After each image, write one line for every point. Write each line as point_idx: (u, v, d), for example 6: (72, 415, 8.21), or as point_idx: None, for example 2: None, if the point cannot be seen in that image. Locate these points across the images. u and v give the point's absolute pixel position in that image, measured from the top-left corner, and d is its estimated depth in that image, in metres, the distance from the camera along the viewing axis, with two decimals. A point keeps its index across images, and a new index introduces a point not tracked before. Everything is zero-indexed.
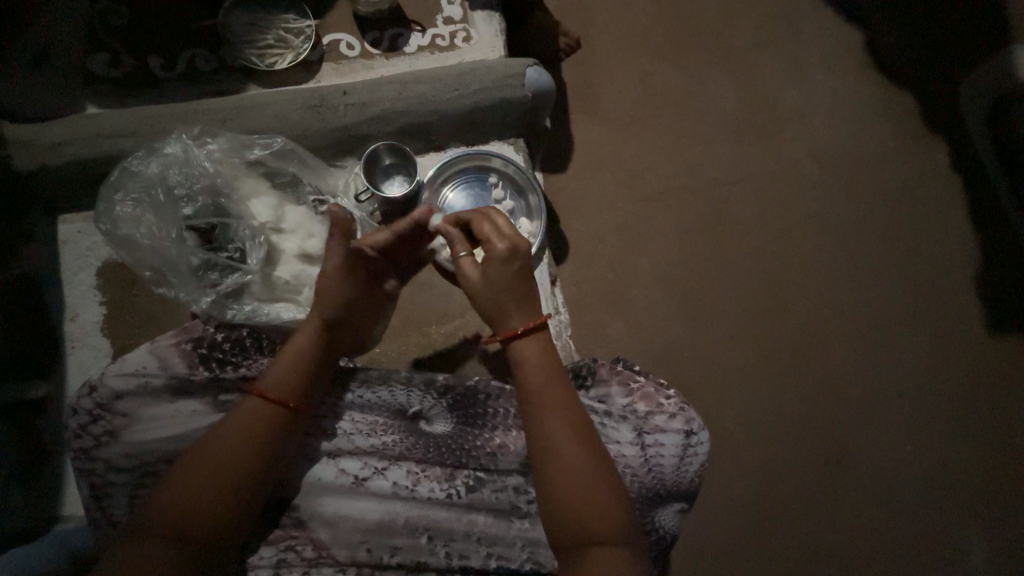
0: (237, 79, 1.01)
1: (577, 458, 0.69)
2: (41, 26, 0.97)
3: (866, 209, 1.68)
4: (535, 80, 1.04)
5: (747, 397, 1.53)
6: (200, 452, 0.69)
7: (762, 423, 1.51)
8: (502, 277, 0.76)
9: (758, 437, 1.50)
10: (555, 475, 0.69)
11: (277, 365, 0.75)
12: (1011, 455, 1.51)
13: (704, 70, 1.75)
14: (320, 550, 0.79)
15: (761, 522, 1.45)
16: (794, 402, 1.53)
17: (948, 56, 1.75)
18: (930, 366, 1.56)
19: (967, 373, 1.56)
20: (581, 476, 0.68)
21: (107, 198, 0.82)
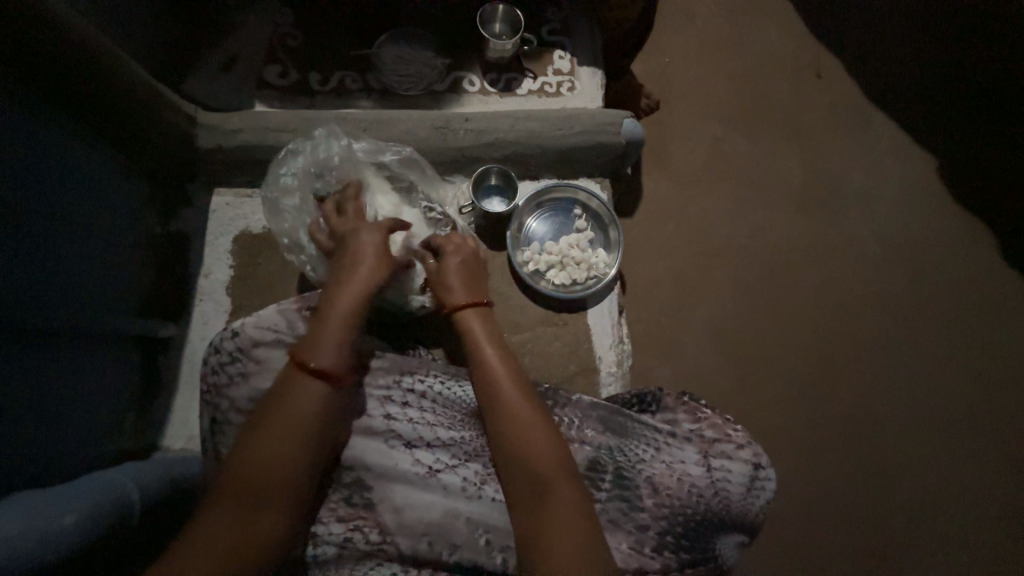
0: (376, 98, 1.19)
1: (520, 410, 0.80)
2: (232, 39, 1.19)
3: (919, 294, 1.74)
4: (630, 130, 1.17)
5: (786, 459, 1.55)
6: (279, 425, 0.73)
7: (800, 488, 1.52)
8: (452, 269, 0.94)
9: (794, 500, 1.51)
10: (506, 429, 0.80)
11: (327, 343, 0.76)
12: None
13: (773, 144, 1.87)
14: (384, 536, 0.83)
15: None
16: (833, 471, 1.54)
17: (992, 168, 1.90)
18: (971, 462, 1.58)
19: (1007, 468, 1.58)
20: (530, 429, 0.79)
21: (273, 171, 0.98)
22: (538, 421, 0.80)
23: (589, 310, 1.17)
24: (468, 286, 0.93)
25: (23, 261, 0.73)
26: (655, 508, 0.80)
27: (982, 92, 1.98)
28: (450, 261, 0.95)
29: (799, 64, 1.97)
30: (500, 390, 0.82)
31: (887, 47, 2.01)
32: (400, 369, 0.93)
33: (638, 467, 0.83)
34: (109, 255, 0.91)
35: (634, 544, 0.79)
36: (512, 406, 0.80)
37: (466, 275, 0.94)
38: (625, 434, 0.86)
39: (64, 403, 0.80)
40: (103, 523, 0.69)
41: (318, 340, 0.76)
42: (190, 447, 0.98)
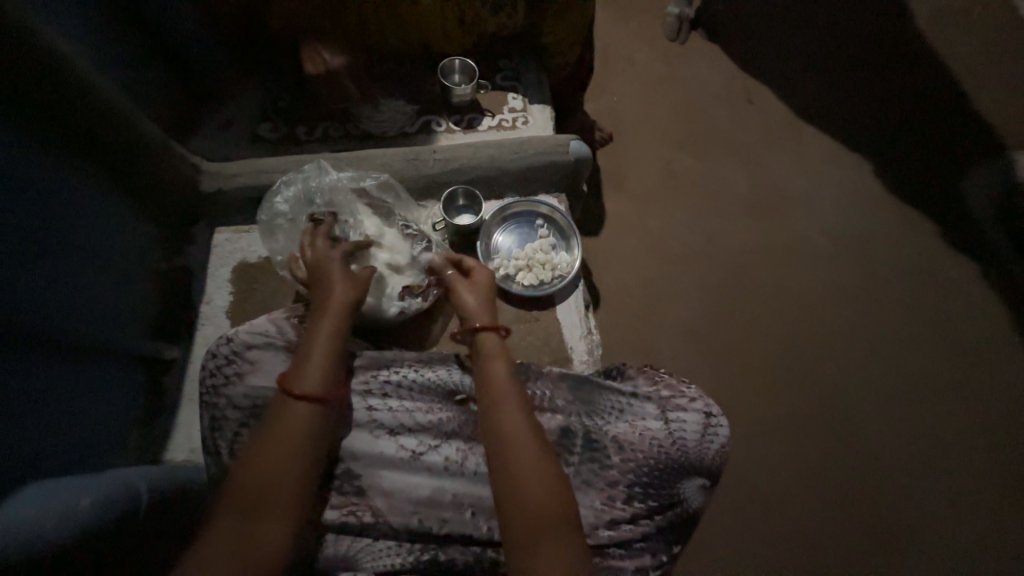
0: (356, 143, 1.38)
1: (522, 451, 0.78)
2: (231, 104, 1.40)
3: (862, 280, 1.92)
4: (577, 150, 1.35)
5: (763, 440, 1.63)
6: (275, 420, 0.79)
7: (779, 465, 1.60)
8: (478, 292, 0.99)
9: (775, 478, 1.58)
10: (506, 467, 0.77)
11: (313, 365, 0.83)
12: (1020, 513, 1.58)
13: (716, 160, 2.09)
14: (376, 517, 0.88)
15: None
16: (808, 447, 1.63)
17: (913, 165, 2.13)
18: (942, 431, 1.68)
19: (968, 431, 1.69)
20: (527, 468, 0.77)
21: (270, 200, 1.12)
22: (536, 461, 0.77)
23: (558, 307, 1.28)
24: (483, 310, 0.97)
25: (32, 284, 0.83)
26: (622, 463, 0.86)
27: (896, 102, 2.25)
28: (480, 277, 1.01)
29: (730, 93, 2.25)
30: (508, 430, 0.80)
31: (805, 73, 2.30)
32: (378, 363, 0.99)
33: (605, 428, 0.89)
34: (111, 289, 1.01)
35: (607, 499, 0.84)
36: (515, 444, 0.79)
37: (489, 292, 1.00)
38: (591, 401, 0.92)
39: (62, 419, 0.87)
40: (117, 508, 0.77)
41: (307, 367, 0.83)
42: (191, 458, 1.05)
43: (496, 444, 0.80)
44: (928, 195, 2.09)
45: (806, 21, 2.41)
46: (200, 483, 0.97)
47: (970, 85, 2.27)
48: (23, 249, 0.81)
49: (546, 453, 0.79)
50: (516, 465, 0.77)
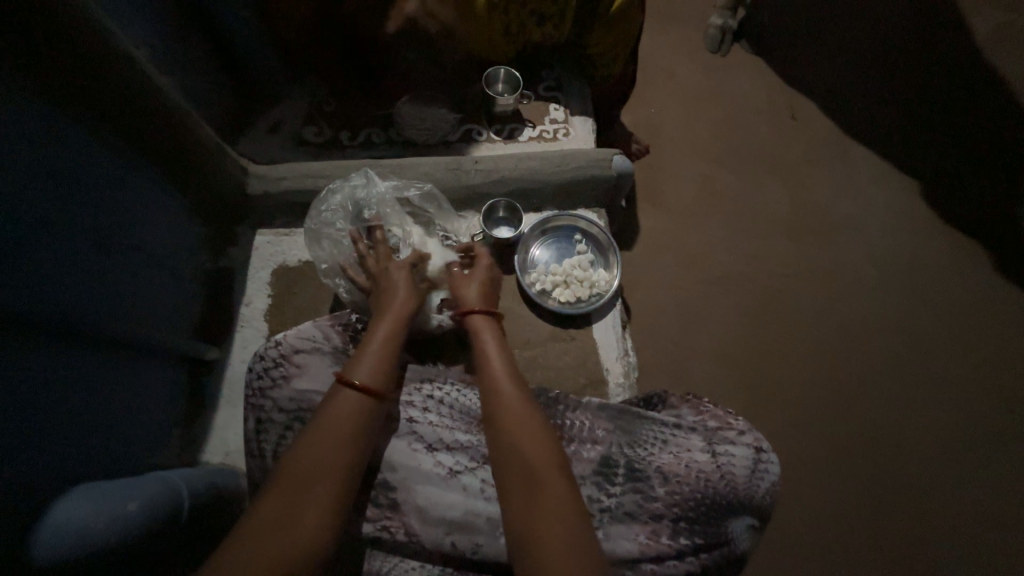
0: (398, 150, 1.39)
1: (523, 440, 0.80)
2: (278, 108, 1.41)
3: (906, 309, 1.85)
4: (620, 164, 1.33)
5: (796, 471, 1.58)
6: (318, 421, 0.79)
7: (810, 498, 1.55)
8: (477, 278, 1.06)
9: (806, 510, 1.53)
10: (509, 458, 0.79)
11: (364, 363, 0.84)
12: None
13: (757, 178, 2.04)
14: (409, 536, 0.86)
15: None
16: (842, 480, 1.58)
17: (968, 189, 2.03)
18: (986, 473, 1.62)
19: (1012, 473, 1.62)
20: (529, 458, 0.78)
21: (316, 207, 1.10)
22: (537, 449, 0.79)
23: (595, 325, 1.25)
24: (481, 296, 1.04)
25: (94, 281, 0.85)
26: (667, 496, 0.83)
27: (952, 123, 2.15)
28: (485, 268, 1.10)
29: (774, 109, 2.19)
30: (506, 416, 0.83)
31: (854, 90, 2.22)
32: (421, 376, 0.99)
33: (649, 459, 0.86)
34: (161, 287, 1.03)
35: (650, 534, 0.81)
36: (515, 431, 0.81)
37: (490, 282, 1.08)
38: (634, 429, 0.89)
39: (113, 415, 0.89)
40: (158, 512, 0.76)
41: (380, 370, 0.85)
42: (227, 462, 1.06)
43: (519, 471, 0.78)
44: (982, 222, 1.99)
45: (858, 35, 2.32)
46: (238, 487, 1.00)
47: None
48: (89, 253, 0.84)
49: (548, 441, 0.81)
50: (518, 453, 0.79)
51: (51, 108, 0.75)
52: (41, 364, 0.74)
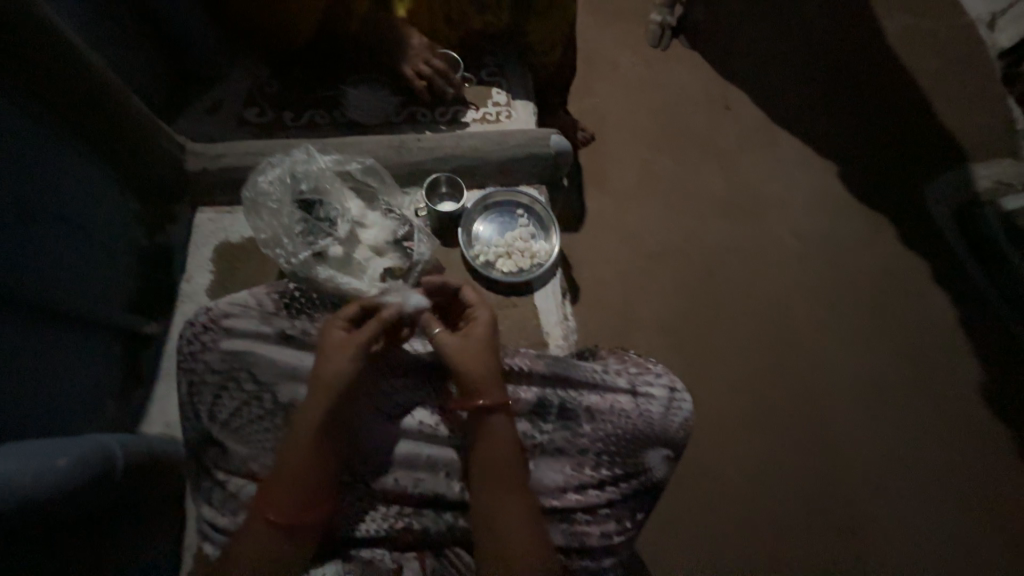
0: (341, 129, 1.41)
1: (513, 515, 0.80)
2: (218, 89, 1.41)
3: (826, 280, 2.03)
4: (558, 143, 1.39)
5: (723, 429, 1.75)
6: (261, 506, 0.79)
7: (734, 451, 1.72)
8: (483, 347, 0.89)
9: (730, 461, 1.70)
10: (496, 530, 0.79)
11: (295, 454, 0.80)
12: (954, 497, 1.72)
13: (694, 163, 2.18)
14: (353, 476, 0.90)
15: (753, 561, 1.60)
16: (763, 434, 1.75)
17: (879, 172, 2.25)
18: (893, 423, 1.81)
19: (914, 422, 1.82)
20: (516, 532, 0.79)
21: (252, 178, 1.11)
22: (523, 530, 0.79)
23: (536, 293, 1.32)
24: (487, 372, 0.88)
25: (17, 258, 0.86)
26: (592, 432, 0.90)
27: (866, 113, 2.36)
28: (477, 334, 0.91)
29: (709, 99, 2.34)
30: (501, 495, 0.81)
31: (780, 83, 2.40)
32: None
33: (578, 399, 0.93)
34: (87, 262, 1.02)
35: (576, 466, 0.89)
36: (507, 512, 0.80)
37: (483, 355, 0.89)
38: (567, 372, 0.95)
39: (31, 389, 0.88)
40: (88, 470, 0.78)
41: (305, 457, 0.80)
42: (167, 433, 1.06)
43: (504, 550, 0.77)
44: (892, 201, 2.20)
45: (783, 33, 2.52)
46: (173, 454, 1.00)
47: (933, 100, 2.40)
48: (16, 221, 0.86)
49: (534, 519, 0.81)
50: (504, 530, 0.79)
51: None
52: None
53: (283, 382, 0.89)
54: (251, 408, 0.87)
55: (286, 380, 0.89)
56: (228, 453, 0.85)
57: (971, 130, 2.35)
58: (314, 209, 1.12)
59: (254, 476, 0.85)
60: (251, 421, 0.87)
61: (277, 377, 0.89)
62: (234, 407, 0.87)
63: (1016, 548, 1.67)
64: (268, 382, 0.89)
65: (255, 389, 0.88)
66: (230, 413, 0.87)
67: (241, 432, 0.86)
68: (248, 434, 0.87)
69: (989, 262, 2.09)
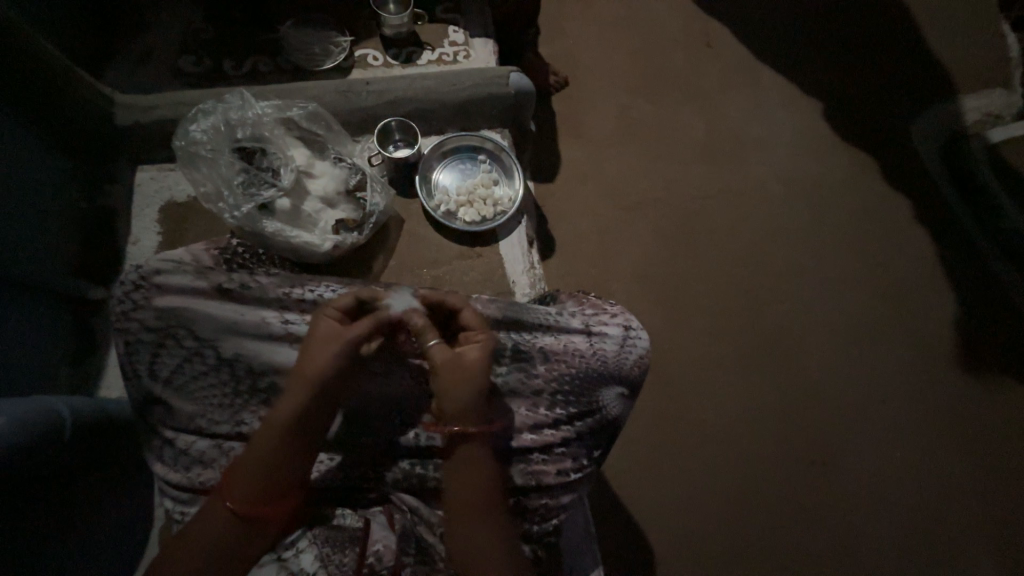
0: (286, 76, 1.32)
1: (479, 491, 0.77)
2: (148, 36, 1.30)
3: (806, 222, 1.99)
4: (518, 82, 1.31)
5: (700, 372, 1.76)
6: (228, 482, 0.76)
7: (710, 393, 1.74)
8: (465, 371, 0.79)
9: (707, 403, 1.73)
10: (459, 503, 0.77)
11: (264, 439, 0.77)
12: (922, 427, 1.77)
13: (672, 105, 2.09)
14: None
15: (726, 496, 1.65)
16: (740, 376, 1.77)
17: (863, 107, 2.17)
18: (867, 360, 1.83)
19: (889, 358, 1.84)
20: (479, 507, 0.76)
21: (183, 128, 1.05)
22: (487, 515, 0.76)
23: (501, 242, 1.28)
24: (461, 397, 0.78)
25: None
26: (547, 373, 0.89)
27: (853, 45, 2.25)
28: (468, 357, 0.80)
29: (688, 36, 2.21)
30: (468, 475, 0.78)
31: (764, 15, 2.27)
32: (292, 281, 0.92)
33: (532, 340, 0.91)
34: (18, 224, 0.97)
35: (531, 406, 0.88)
36: (474, 492, 0.77)
37: (468, 376, 0.78)
38: (522, 314, 0.93)
39: None
40: (34, 429, 0.76)
41: (270, 439, 0.77)
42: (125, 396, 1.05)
43: (465, 529, 0.75)
44: (876, 137, 2.13)
45: None
46: (127, 417, 0.98)
47: (924, 28, 2.28)
48: None
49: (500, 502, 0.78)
50: (470, 508, 0.76)
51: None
52: None
53: (225, 337, 0.86)
54: (193, 365, 0.84)
55: (229, 335, 0.86)
56: (174, 411, 0.83)
57: (962, 59, 2.24)
58: (254, 158, 1.06)
59: (203, 432, 0.84)
60: (194, 377, 0.84)
61: (219, 332, 0.85)
62: (174, 364, 0.84)
63: (979, 471, 1.74)
64: (208, 338, 0.85)
65: (195, 345, 0.85)
66: (172, 371, 0.84)
67: (186, 389, 0.84)
68: (193, 390, 0.85)
69: (972, 197, 2.06)
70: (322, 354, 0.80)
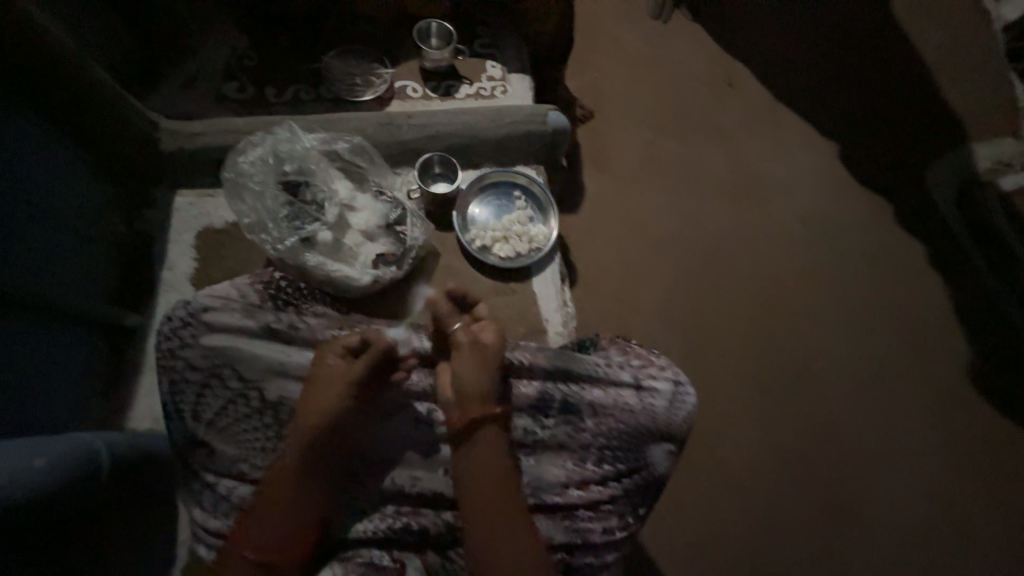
0: (326, 105, 1.33)
1: (501, 500, 0.79)
2: (192, 61, 1.32)
3: (825, 262, 2.01)
4: (556, 120, 1.32)
5: (720, 411, 1.75)
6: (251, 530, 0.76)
7: (731, 433, 1.72)
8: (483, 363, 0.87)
9: (727, 443, 1.71)
10: (481, 512, 0.78)
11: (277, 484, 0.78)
12: (944, 476, 1.75)
13: (694, 142, 2.12)
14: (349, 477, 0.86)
15: (747, 541, 1.61)
16: (760, 417, 1.75)
17: (881, 151, 2.21)
18: (888, 403, 1.82)
19: (910, 403, 1.83)
20: (501, 516, 0.78)
21: (233, 159, 1.05)
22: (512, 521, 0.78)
23: (534, 279, 1.28)
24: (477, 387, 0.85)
25: None
26: (595, 427, 0.90)
27: (871, 90, 2.30)
28: (483, 349, 0.88)
29: (710, 75, 2.26)
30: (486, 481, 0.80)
31: (785, 57, 2.32)
32: (341, 323, 0.98)
33: (581, 393, 0.92)
34: (58, 249, 0.96)
35: (577, 461, 0.88)
36: (494, 495, 0.79)
37: (484, 366, 0.87)
38: (569, 366, 0.94)
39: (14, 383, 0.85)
40: (70, 469, 0.74)
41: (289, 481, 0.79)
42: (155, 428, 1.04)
43: (489, 531, 0.77)
44: (894, 181, 2.17)
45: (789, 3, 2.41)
46: (162, 455, 0.95)
47: (940, 76, 2.33)
48: None
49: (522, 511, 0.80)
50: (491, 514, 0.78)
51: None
52: None
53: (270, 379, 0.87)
54: (237, 406, 0.85)
55: (272, 376, 0.87)
56: (216, 454, 0.83)
57: (978, 107, 2.28)
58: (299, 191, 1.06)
59: (245, 478, 0.82)
60: (235, 418, 0.84)
61: (263, 372, 0.87)
62: (219, 405, 0.85)
63: (1001, 524, 1.71)
64: (253, 379, 0.87)
65: (240, 386, 0.86)
66: (216, 411, 0.84)
67: (227, 431, 0.84)
68: (236, 432, 0.85)
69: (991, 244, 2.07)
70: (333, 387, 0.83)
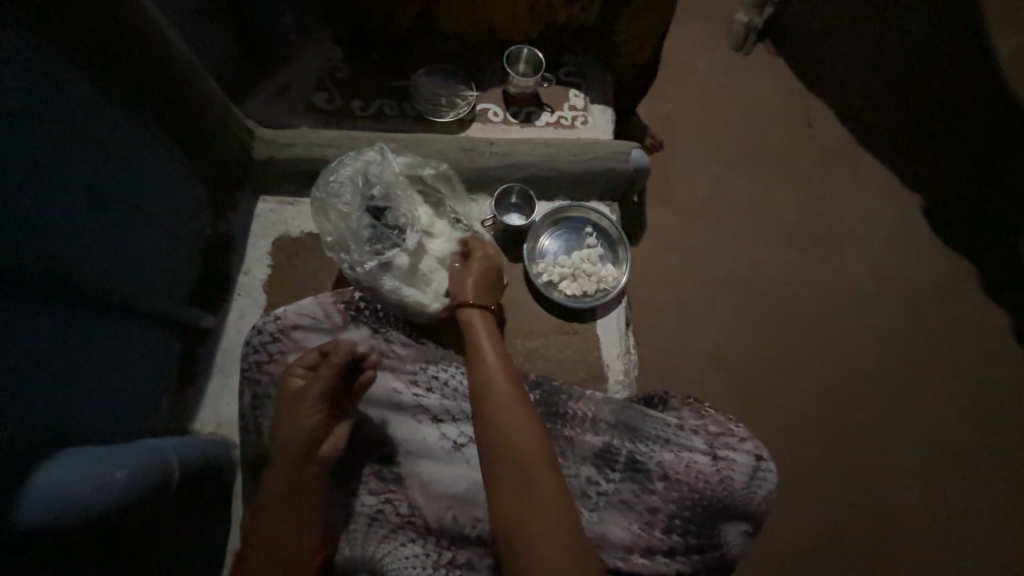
0: (408, 123, 1.33)
1: (506, 394, 0.84)
2: (286, 70, 1.35)
3: (901, 326, 1.86)
4: (638, 159, 1.27)
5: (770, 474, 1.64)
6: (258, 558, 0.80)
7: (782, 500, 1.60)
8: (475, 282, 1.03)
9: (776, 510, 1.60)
10: (493, 406, 0.83)
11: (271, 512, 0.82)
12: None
13: (767, 184, 2.02)
14: (412, 509, 0.93)
15: None
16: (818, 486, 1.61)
17: (973, 212, 2.05)
18: (962, 490, 1.66)
19: (986, 493, 1.66)
20: (510, 403, 0.83)
21: (324, 177, 1.06)
22: (519, 408, 0.83)
23: (598, 321, 1.24)
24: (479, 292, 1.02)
25: (81, 250, 0.82)
26: (665, 492, 0.89)
27: (968, 146, 2.13)
28: (472, 268, 1.05)
29: (791, 114, 2.15)
30: (492, 377, 0.87)
31: (874, 103, 2.19)
32: (426, 357, 1.04)
33: (651, 454, 0.92)
34: (153, 251, 1.00)
35: (644, 526, 0.88)
36: (498, 385, 0.86)
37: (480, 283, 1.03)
38: (638, 424, 0.94)
39: (103, 380, 0.88)
40: (149, 480, 0.76)
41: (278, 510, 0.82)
42: (220, 431, 1.07)
43: (498, 414, 0.82)
44: (985, 247, 2.00)
45: (885, 45, 2.27)
46: (223, 461, 0.99)
47: None
48: (87, 206, 0.82)
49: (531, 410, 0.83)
50: (498, 400, 0.84)
51: (23, 32, 0.67)
52: (43, 321, 0.75)
53: None
54: None
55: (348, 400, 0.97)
56: None
57: None
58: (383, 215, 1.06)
59: None
60: None
61: None
62: None
63: None
64: None
65: None
66: None
67: None
68: None
69: None
70: (292, 416, 0.86)
